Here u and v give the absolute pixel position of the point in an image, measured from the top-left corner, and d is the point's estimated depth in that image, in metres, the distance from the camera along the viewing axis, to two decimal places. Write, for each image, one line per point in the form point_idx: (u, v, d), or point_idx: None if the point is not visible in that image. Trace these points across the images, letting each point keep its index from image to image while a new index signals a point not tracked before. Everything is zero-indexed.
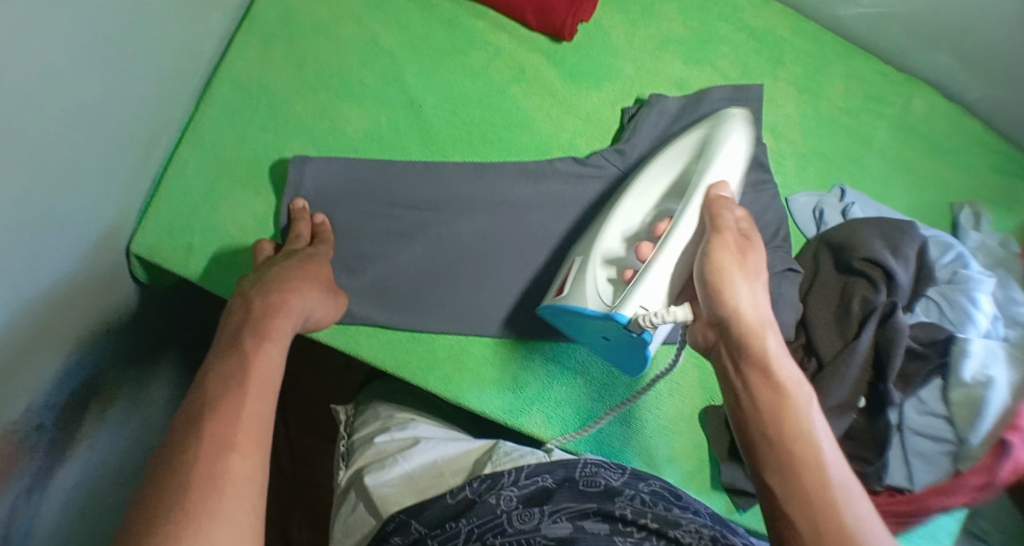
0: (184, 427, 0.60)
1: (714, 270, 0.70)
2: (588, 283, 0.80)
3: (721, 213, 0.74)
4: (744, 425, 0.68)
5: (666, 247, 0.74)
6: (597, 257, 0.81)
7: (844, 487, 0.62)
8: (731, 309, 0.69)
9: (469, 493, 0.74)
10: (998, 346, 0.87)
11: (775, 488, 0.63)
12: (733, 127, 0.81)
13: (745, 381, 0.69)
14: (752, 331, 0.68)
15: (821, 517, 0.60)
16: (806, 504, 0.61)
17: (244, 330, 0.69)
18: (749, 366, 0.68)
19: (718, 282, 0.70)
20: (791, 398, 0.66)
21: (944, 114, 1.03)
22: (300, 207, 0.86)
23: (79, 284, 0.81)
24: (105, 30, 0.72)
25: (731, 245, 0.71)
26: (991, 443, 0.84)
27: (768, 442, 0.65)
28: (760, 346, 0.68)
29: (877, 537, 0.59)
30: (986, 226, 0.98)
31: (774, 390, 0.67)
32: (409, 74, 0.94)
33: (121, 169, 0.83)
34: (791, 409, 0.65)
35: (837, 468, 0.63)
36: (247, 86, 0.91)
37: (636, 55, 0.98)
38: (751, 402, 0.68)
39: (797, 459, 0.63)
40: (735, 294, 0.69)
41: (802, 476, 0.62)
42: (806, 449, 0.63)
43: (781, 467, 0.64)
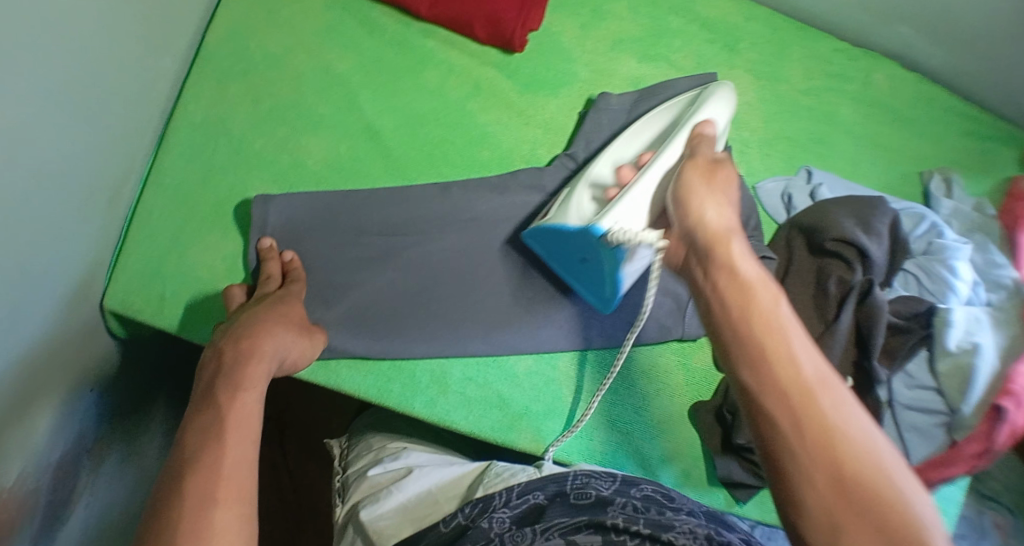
0: (165, 488, 0.60)
1: (682, 188, 0.72)
2: (571, 206, 0.83)
3: (702, 148, 0.76)
4: (717, 333, 0.63)
5: (645, 175, 0.77)
6: (585, 182, 0.85)
7: (820, 377, 0.58)
8: (695, 217, 0.68)
9: (461, 519, 0.76)
10: (981, 312, 0.87)
11: (748, 384, 0.59)
12: (721, 94, 0.84)
13: (714, 285, 0.64)
14: (717, 238, 0.66)
15: (805, 409, 0.56)
16: (788, 402, 0.57)
17: (218, 381, 0.68)
18: (722, 267, 0.64)
19: (687, 199, 0.70)
20: (761, 298, 0.62)
21: (906, 83, 1.03)
22: (268, 246, 0.85)
23: (58, 345, 0.80)
24: (53, 93, 0.72)
25: (693, 170, 0.72)
26: (984, 410, 0.84)
27: (738, 343, 0.61)
28: (725, 248, 0.65)
29: (852, 421, 0.56)
30: (959, 192, 0.98)
31: (742, 291, 0.63)
32: (364, 101, 0.93)
33: (87, 228, 0.83)
34: (760, 304, 0.61)
35: (812, 362, 0.58)
36: (203, 131, 0.90)
37: (590, 58, 0.98)
38: (722, 302, 0.63)
39: (766, 352, 0.59)
40: (699, 207, 0.69)
41: (771, 362, 0.58)
42: (779, 338, 0.59)
43: (754, 358, 0.59)
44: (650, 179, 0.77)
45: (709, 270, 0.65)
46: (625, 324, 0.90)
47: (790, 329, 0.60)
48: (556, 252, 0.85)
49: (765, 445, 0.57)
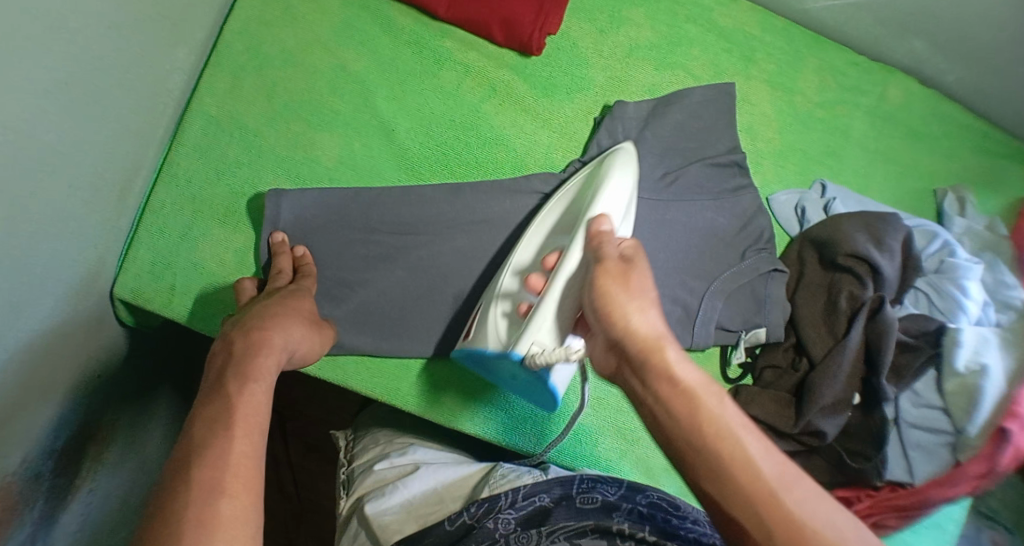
0: (173, 477, 0.60)
1: (599, 295, 0.66)
2: (487, 326, 0.79)
3: (604, 242, 0.70)
4: (666, 445, 0.60)
5: (557, 286, 0.73)
6: (494, 299, 0.80)
7: (781, 476, 0.56)
8: (622, 327, 0.63)
9: (467, 519, 0.76)
10: (990, 332, 0.88)
11: (714, 499, 0.57)
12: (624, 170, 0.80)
13: (656, 396, 0.61)
14: (649, 347, 0.62)
15: (777, 517, 0.54)
16: (756, 509, 0.55)
17: (227, 372, 0.69)
18: (665, 380, 0.61)
19: (612, 307, 0.64)
20: (702, 408, 0.59)
21: (922, 100, 1.03)
22: (279, 240, 0.85)
23: (67, 334, 0.81)
24: (68, 81, 0.71)
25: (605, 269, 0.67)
26: (990, 432, 0.84)
27: (692, 456, 0.58)
28: (659, 357, 0.61)
29: (824, 519, 0.54)
30: (971, 211, 0.98)
31: (686, 399, 0.60)
32: (379, 99, 0.93)
33: (98, 217, 0.82)
34: (708, 415, 0.59)
35: (766, 459, 0.57)
36: (217, 123, 0.90)
37: (606, 63, 0.98)
38: (668, 417, 0.60)
39: (724, 460, 0.57)
40: (623, 314, 0.64)
41: (730, 475, 0.56)
42: (732, 448, 0.57)
43: (712, 472, 0.57)
44: (562, 293, 0.73)
45: (647, 383, 0.62)
46: None
47: (736, 431, 0.58)
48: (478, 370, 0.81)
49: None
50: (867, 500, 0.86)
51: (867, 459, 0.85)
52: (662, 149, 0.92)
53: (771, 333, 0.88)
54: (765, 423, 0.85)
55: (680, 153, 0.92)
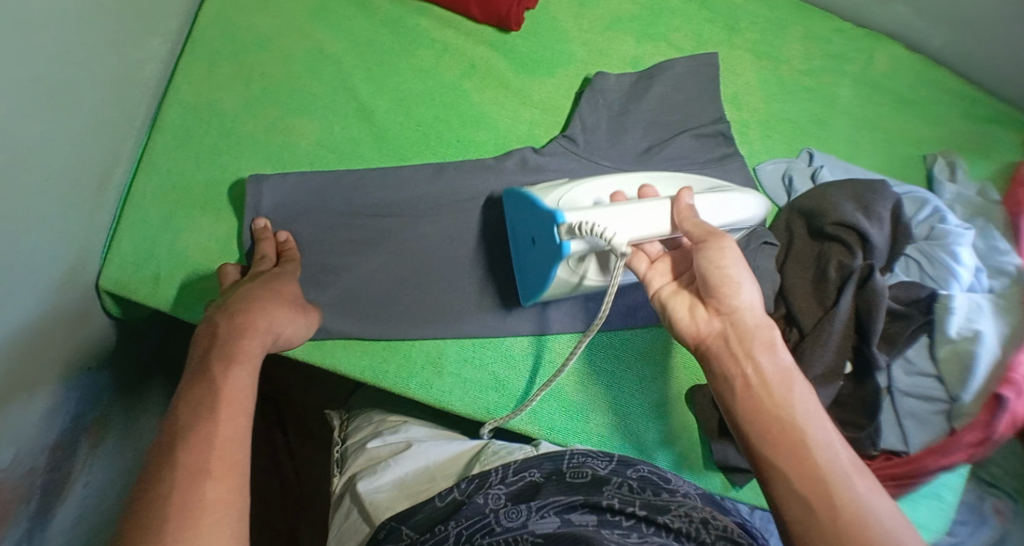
0: (158, 459, 0.60)
1: (709, 270, 0.69)
2: (560, 193, 0.79)
3: (687, 213, 0.73)
4: (748, 413, 0.65)
5: (636, 205, 0.73)
6: (573, 185, 0.80)
7: (849, 464, 0.62)
8: (733, 302, 0.69)
9: (457, 495, 0.76)
10: (982, 298, 0.87)
11: (785, 467, 0.62)
12: (743, 197, 0.80)
13: (755, 367, 0.67)
14: (754, 325, 0.68)
15: (817, 492, 0.60)
16: (803, 481, 0.61)
17: (211, 355, 0.68)
18: (749, 356, 0.67)
19: (712, 282, 0.69)
20: (780, 392, 0.65)
21: (909, 66, 1.02)
22: (262, 227, 0.84)
23: (55, 326, 0.79)
24: (43, 72, 0.70)
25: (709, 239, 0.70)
26: (986, 399, 0.83)
27: (750, 421, 0.65)
28: (761, 336, 0.68)
29: (882, 511, 0.59)
30: (962, 176, 0.97)
31: (780, 376, 0.66)
32: (357, 80, 0.92)
33: (81, 209, 0.81)
34: (795, 395, 0.65)
35: (831, 446, 0.62)
36: (196, 109, 0.89)
37: (587, 37, 0.97)
38: (760, 387, 0.66)
39: (801, 437, 0.63)
40: (735, 292, 0.69)
41: (808, 451, 0.62)
42: (813, 427, 0.63)
43: (792, 448, 0.62)
44: (641, 216, 0.72)
45: (748, 354, 0.67)
46: (622, 310, 0.90)
47: (805, 417, 0.64)
48: (515, 228, 0.82)
49: (796, 519, 0.60)
50: None
51: (859, 428, 0.86)
52: (646, 123, 0.91)
53: None
54: None
55: (664, 126, 0.91)
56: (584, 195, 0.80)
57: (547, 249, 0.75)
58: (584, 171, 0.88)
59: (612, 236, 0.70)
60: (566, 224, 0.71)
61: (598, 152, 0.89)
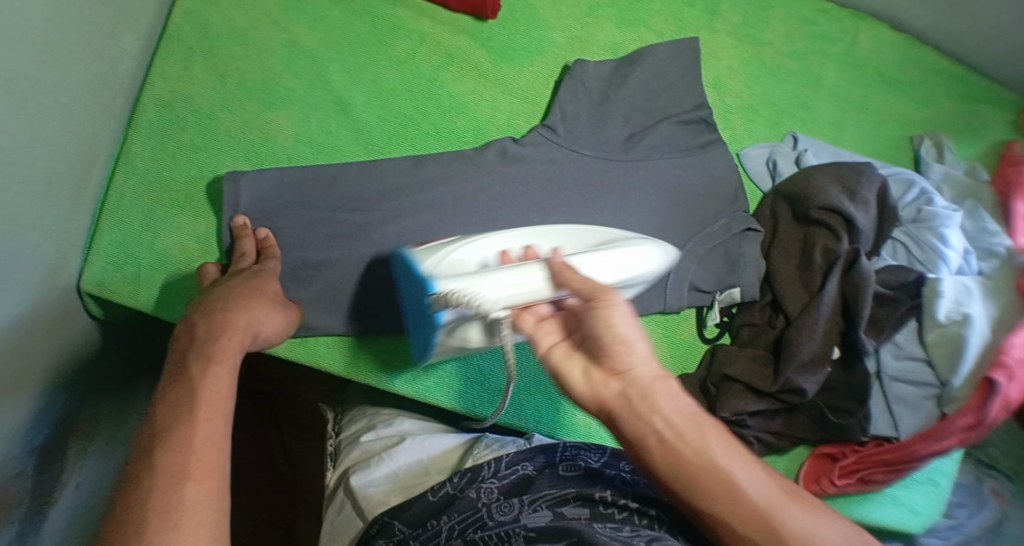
0: (136, 463, 0.59)
1: (603, 330, 0.63)
2: (444, 249, 0.73)
3: (572, 272, 0.65)
4: (672, 472, 0.60)
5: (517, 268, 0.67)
6: (464, 242, 0.74)
7: (777, 493, 0.60)
8: (629, 359, 0.63)
9: (450, 489, 0.76)
10: (971, 281, 0.86)
11: (724, 516, 0.59)
12: (647, 250, 0.76)
13: (660, 428, 0.61)
14: (653, 380, 0.62)
15: (762, 532, 0.58)
16: (739, 523, 0.59)
17: (189, 355, 0.67)
18: (655, 413, 0.61)
19: (606, 343, 0.63)
20: (694, 438, 0.60)
21: (893, 45, 1.00)
22: (240, 224, 0.83)
23: (39, 330, 0.79)
24: (17, 76, 0.69)
25: (595, 301, 0.63)
26: (978, 382, 0.82)
27: (675, 480, 0.60)
28: (660, 390, 0.62)
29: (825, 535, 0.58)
30: (950, 156, 0.96)
31: (688, 425, 0.61)
32: (334, 72, 0.91)
33: (58, 212, 0.80)
34: (708, 441, 0.60)
35: (754, 479, 0.60)
36: (171, 107, 0.88)
37: (565, 24, 0.96)
38: (674, 443, 0.60)
39: (731, 482, 0.59)
40: (629, 348, 0.63)
41: (740, 495, 0.59)
42: (736, 467, 0.60)
43: (724, 496, 0.59)
44: (517, 279, 0.67)
45: (649, 416, 0.61)
46: None
47: (727, 459, 0.60)
48: (407, 288, 0.76)
49: None
50: (853, 455, 0.86)
51: (849, 414, 0.84)
52: (627, 110, 0.89)
53: (746, 293, 0.87)
54: (740, 382, 0.83)
55: (645, 113, 0.90)
56: (469, 256, 0.73)
57: (427, 317, 0.71)
58: (565, 160, 0.88)
59: (482, 301, 0.65)
60: (439, 292, 0.66)
61: (579, 141, 0.88)
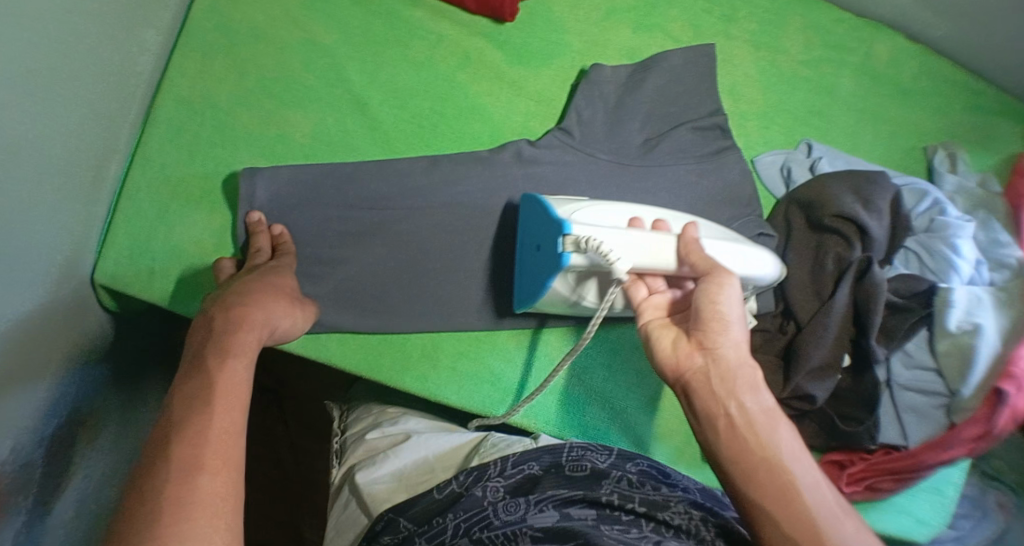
0: (152, 452, 0.59)
1: (701, 307, 0.69)
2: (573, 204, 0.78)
3: (697, 249, 0.71)
4: (735, 454, 0.65)
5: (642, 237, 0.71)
6: (594, 206, 0.78)
7: (831, 508, 0.63)
8: (722, 340, 0.68)
9: (455, 487, 0.76)
10: (982, 292, 0.86)
11: (771, 512, 0.62)
12: (762, 255, 0.78)
13: (735, 410, 0.66)
14: (738, 366, 0.67)
15: (807, 536, 0.60)
16: (794, 527, 0.61)
17: (207, 348, 0.68)
18: (732, 396, 0.66)
19: (702, 318, 0.69)
20: (775, 431, 0.65)
21: (909, 56, 1.01)
22: (256, 220, 0.84)
23: (52, 321, 0.79)
24: (37, 67, 0.69)
25: (711, 277, 0.69)
26: (985, 394, 0.82)
27: (733, 460, 0.65)
28: (744, 377, 0.67)
29: None
30: (963, 167, 0.96)
31: (761, 419, 0.65)
32: (352, 72, 0.91)
33: (75, 202, 0.81)
34: (777, 438, 0.65)
35: (825, 487, 0.64)
36: (190, 102, 0.88)
37: (583, 29, 0.96)
38: (743, 428, 0.65)
39: (787, 480, 0.63)
40: (722, 331, 0.68)
41: (794, 494, 0.62)
42: (796, 470, 0.63)
43: (778, 491, 0.62)
44: (643, 246, 0.70)
45: (729, 396, 0.66)
46: None
47: (789, 459, 0.64)
48: (524, 235, 0.79)
49: None
50: (860, 463, 0.86)
51: (859, 422, 0.85)
52: (643, 114, 0.90)
53: (760, 299, 0.86)
54: None
55: (660, 118, 0.90)
56: (601, 216, 0.77)
57: (547, 260, 0.74)
58: (580, 163, 0.88)
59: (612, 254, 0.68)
60: (572, 236, 0.69)
61: (594, 145, 0.89)
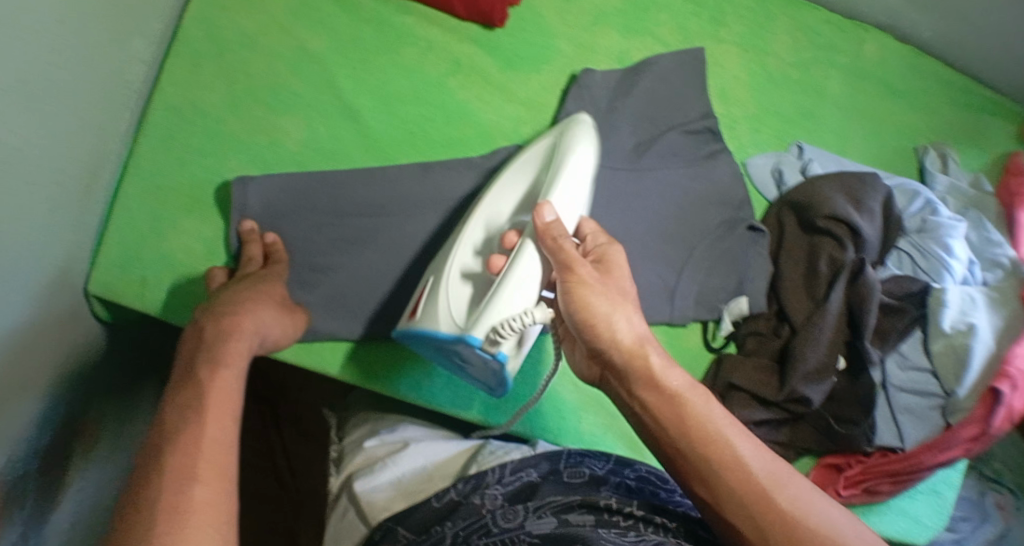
0: (145, 464, 0.59)
1: (579, 308, 0.67)
2: (438, 302, 0.75)
3: (563, 244, 0.69)
4: (661, 447, 0.65)
5: (516, 271, 0.71)
6: (453, 274, 0.77)
7: (770, 474, 0.61)
8: (608, 338, 0.66)
9: (454, 495, 0.76)
10: (976, 291, 0.86)
11: (706, 499, 0.62)
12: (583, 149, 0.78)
13: (641, 404, 0.65)
14: (634, 356, 0.66)
15: (747, 516, 0.60)
16: (729, 507, 0.60)
17: (197, 359, 0.68)
18: (633, 391, 0.66)
19: (585, 322, 0.67)
20: (687, 409, 0.63)
21: (896, 55, 1.01)
22: (248, 229, 0.83)
23: (43, 332, 0.78)
24: (28, 75, 0.69)
25: (589, 277, 0.68)
26: (982, 392, 0.82)
27: (662, 451, 0.65)
28: (642, 367, 0.65)
29: (812, 514, 0.59)
30: (955, 167, 0.96)
31: (671, 404, 0.64)
32: (342, 78, 0.91)
33: (66, 212, 0.80)
34: (695, 416, 0.63)
35: (755, 459, 0.61)
36: (180, 111, 0.88)
37: (572, 33, 0.97)
38: (654, 420, 0.65)
39: (711, 459, 0.61)
40: (607, 326, 0.66)
41: (720, 475, 0.61)
42: (720, 448, 0.61)
43: (703, 474, 0.61)
44: (526, 274, 0.71)
45: (632, 391, 0.66)
46: None
47: (714, 438, 0.62)
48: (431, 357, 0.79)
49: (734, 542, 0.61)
50: (858, 466, 0.85)
51: (854, 425, 0.84)
52: (634, 117, 0.90)
53: (752, 302, 0.86)
54: (746, 391, 0.83)
55: (651, 122, 0.90)
56: (457, 296, 0.76)
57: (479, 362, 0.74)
58: None
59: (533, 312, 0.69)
60: (485, 340, 0.69)
61: None
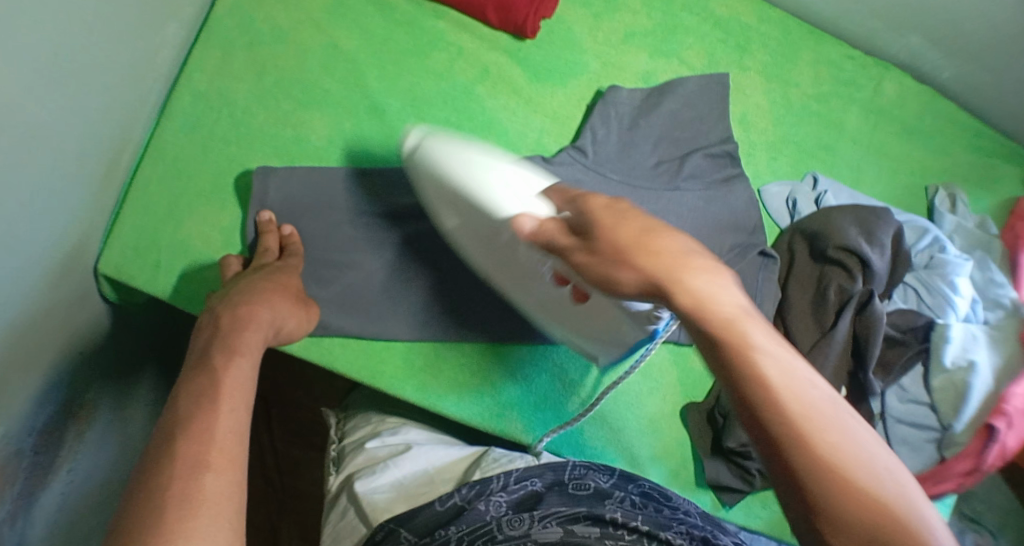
0: (157, 448, 0.59)
1: (595, 269, 0.59)
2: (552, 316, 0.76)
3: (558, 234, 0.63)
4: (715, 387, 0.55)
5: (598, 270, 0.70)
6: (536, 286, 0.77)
7: (840, 421, 0.51)
8: (632, 275, 0.57)
9: (458, 500, 0.76)
10: (978, 329, 0.87)
11: (779, 460, 0.49)
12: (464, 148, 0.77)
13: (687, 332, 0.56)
14: (670, 281, 0.56)
15: (819, 485, 0.48)
16: (803, 474, 0.49)
17: (212, 347, 0.68)
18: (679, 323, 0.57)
19: (608, 274, 0.59)
20: (786, 401, 0.50)
21: (915, 95, 1.03)
22: (266, 219, 0.84)
23: (52, 307, 0.78)
24: (59, 50, 0.70)
25: (632, 235, 0.58)
26: (978, 428, 0.84)
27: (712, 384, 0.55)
28: (681, 295, 0.55)
29: (885, 477, 0.49)
30: (962, 208, 0.98)
31: (715, 332, 0.54)
32: (371, 79, 0.92)
33: (85, 188, 0.80)
34: (746, 348, 0.53)
35: (824, 402, 0.51)
36: (207, 99, 0.89)
37: (601, 50, 0.98)
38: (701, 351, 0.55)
39: (773, 409, 0.50)
40: (631, 264, 0.57)
41: (785, 427, 0.50)
42: (785, 394, 0.51)
43: (768, 427, 0.50)
44: None
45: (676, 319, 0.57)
46: None
47: (773, 380, 0.51)
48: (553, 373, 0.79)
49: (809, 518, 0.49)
50: None
51: None
52: (656, 137, 0.91)
53: None
54: None
55: (671, 143, 0.92)
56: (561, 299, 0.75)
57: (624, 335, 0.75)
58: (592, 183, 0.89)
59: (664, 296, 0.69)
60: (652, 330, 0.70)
61: (606, 164, 0.90)
